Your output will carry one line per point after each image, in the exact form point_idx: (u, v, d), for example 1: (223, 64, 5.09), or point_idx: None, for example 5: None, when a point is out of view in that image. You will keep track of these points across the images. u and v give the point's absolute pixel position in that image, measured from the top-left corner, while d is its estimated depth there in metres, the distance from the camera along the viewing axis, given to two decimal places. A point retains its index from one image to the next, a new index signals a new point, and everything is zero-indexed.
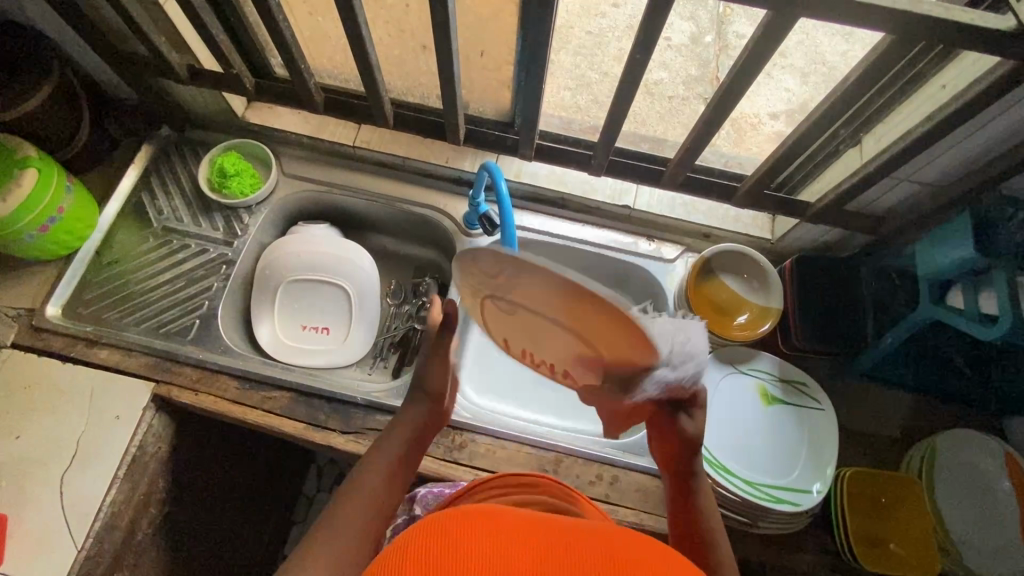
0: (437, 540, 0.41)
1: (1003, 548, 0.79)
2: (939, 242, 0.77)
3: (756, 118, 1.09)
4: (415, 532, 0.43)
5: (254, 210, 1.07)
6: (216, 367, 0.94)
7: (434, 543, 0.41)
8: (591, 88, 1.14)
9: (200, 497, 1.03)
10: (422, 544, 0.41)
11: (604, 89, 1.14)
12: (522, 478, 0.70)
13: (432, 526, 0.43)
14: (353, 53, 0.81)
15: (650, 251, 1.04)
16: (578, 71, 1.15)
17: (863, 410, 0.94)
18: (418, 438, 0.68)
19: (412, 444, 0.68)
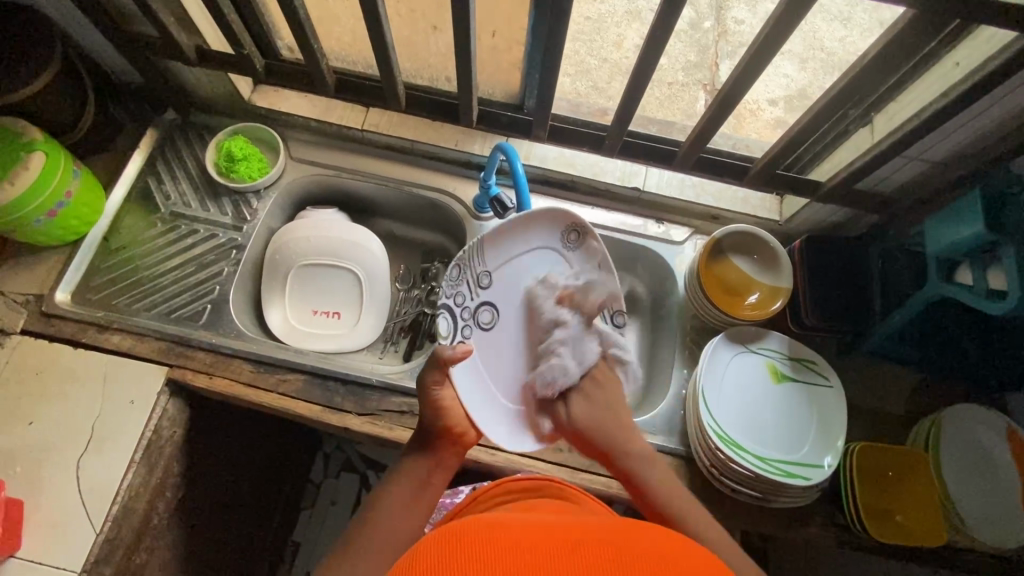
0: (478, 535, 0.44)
1: (1006, 516, 0.82)
2: (948, 220, 0.78)
3: (756, 104, 1.09)
4: (417, 551, 0.44)
5: (263, 194, 1.07)
6: (231, 351, 0.94)
7: (436, 557, 0.42)
8: (591, 74, 1.14)
9: (214, 483, 1.04)
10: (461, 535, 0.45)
11: (604, 76, 1.14)
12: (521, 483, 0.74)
13: (445, 538, 0.45)
14: (369, 34, 0.80)
15: (659, 233, 1.05)
16: (578, 56, 1.14)
17: (868, 387, 0.97)
18: (427, 473, 0.69)
19: (417, 478, 0.68)
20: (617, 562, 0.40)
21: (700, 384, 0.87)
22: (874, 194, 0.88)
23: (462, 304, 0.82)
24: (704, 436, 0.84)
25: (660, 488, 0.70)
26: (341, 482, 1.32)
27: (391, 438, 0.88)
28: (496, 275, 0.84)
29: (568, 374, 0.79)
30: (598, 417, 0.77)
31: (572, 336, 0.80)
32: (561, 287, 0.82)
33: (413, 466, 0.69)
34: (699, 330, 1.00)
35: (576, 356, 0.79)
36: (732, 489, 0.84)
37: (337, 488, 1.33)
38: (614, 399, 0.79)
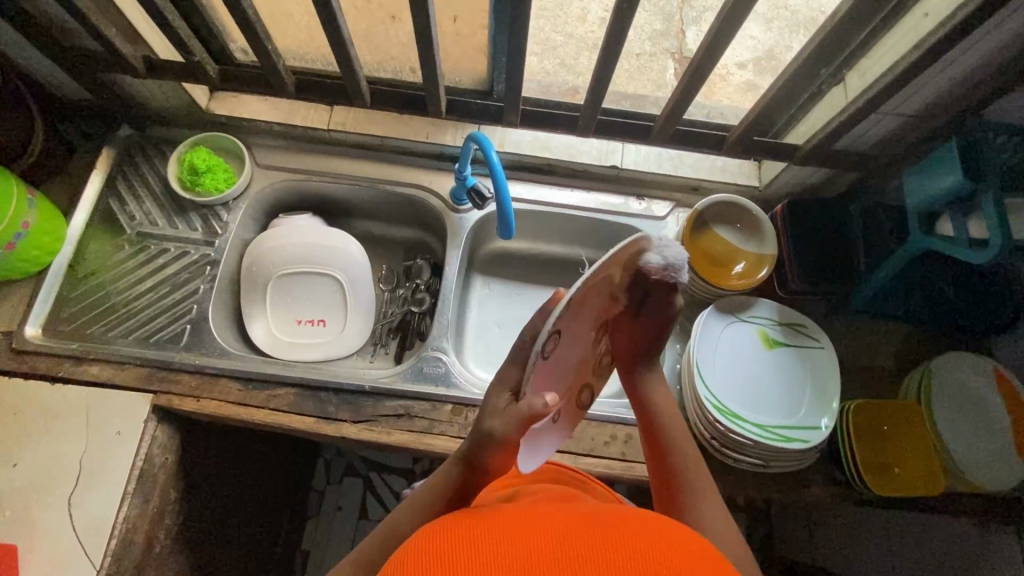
0: (470, 521, 0.45)
1: (999, 457, 0.84)
2: (925, 171, 0.78)
3: (724, 69, 1.08)
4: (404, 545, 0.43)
5: (232, 205, 1.03)
6: (216, 371, 0.91)
7: (420, 544, 0.43)
8: (557, 51, 1.10)
9: (216, 503, 1.03)
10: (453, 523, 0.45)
11: (571, 52, 1.10)
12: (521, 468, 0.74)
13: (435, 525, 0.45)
14: (323, 30, 0.77)
15: (641, 210, 1.04)
16: (543, 34, 1.11)
17: (859, 345, 0.98)
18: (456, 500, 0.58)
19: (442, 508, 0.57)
20: (607, 547, 0.40)
21: (694, 357, 0.87)
22: (851, 153, 0.88)
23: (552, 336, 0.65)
24: (702, 410, 0.84)
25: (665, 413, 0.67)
26: (345, 486, 1.33)
27: (391, 443, 0.87)
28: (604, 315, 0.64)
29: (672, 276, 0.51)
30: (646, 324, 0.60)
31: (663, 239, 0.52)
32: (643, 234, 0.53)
33: (434, 487, 0.58)
34: (687, 303, 1.00)
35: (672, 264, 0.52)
36: (734, 459, 0.85)
37: (341, 492, 1.33)
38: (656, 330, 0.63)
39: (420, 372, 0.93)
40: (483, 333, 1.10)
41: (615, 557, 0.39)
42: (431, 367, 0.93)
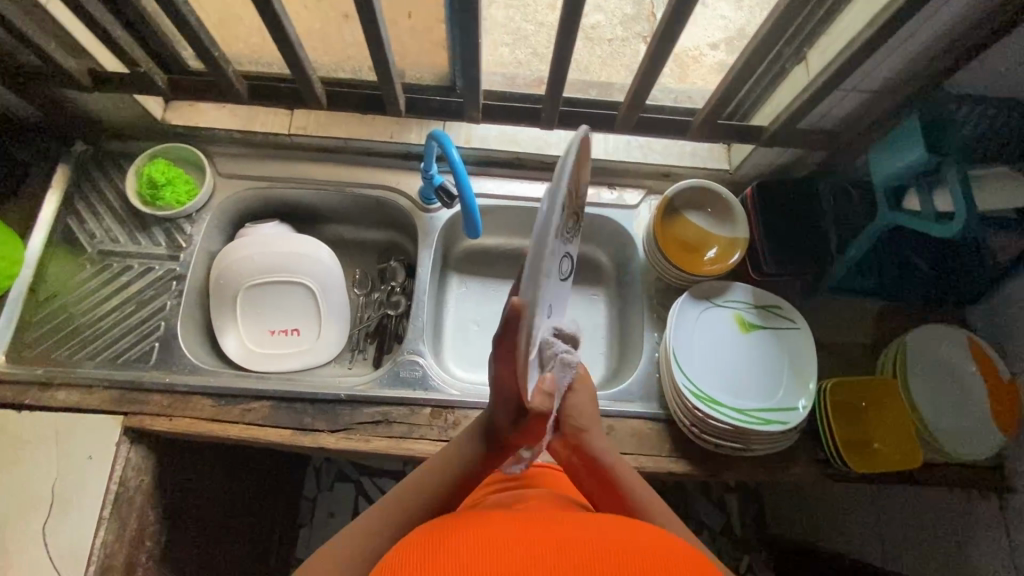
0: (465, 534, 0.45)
1: (974, 426, 0.87)
2: (889, 149, 0.77)
3: (696, 50, 1.05)
4: (417, 536, 0.47)
5: (196, 217, 1.01)
6: (188, 388, 0.89)
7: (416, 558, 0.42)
8: (529, 40, 1.07)
9: (204, 520, 1.02)
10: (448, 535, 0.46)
11: (543, 40, 1.07)
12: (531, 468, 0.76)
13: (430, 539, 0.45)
14: (269, 32, 0.74)
15: (612, 199, 1.04)
16: (513, 24, 1.06)
17: (835, 322, 0.98)
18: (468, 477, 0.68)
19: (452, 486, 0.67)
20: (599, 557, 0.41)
21: (671, 345, 0.87)
22: (817, 132, 0.88)
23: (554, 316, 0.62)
24: (681, 398, 0.84)
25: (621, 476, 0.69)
26: (336, 492, 1.33)
27: (371, 451, 0.86)
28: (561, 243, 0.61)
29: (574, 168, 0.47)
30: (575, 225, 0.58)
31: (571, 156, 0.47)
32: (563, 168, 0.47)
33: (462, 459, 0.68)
34: (663, 290, 1.00)
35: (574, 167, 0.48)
36: (714, 445, 0.85)
37: (333, 499, 1.33)
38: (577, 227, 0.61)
39: (397, 376, 0.91)
40: (461, 333, 1.09)
41: (615, 565, 0.39)
42: (408, 371, 0.92)
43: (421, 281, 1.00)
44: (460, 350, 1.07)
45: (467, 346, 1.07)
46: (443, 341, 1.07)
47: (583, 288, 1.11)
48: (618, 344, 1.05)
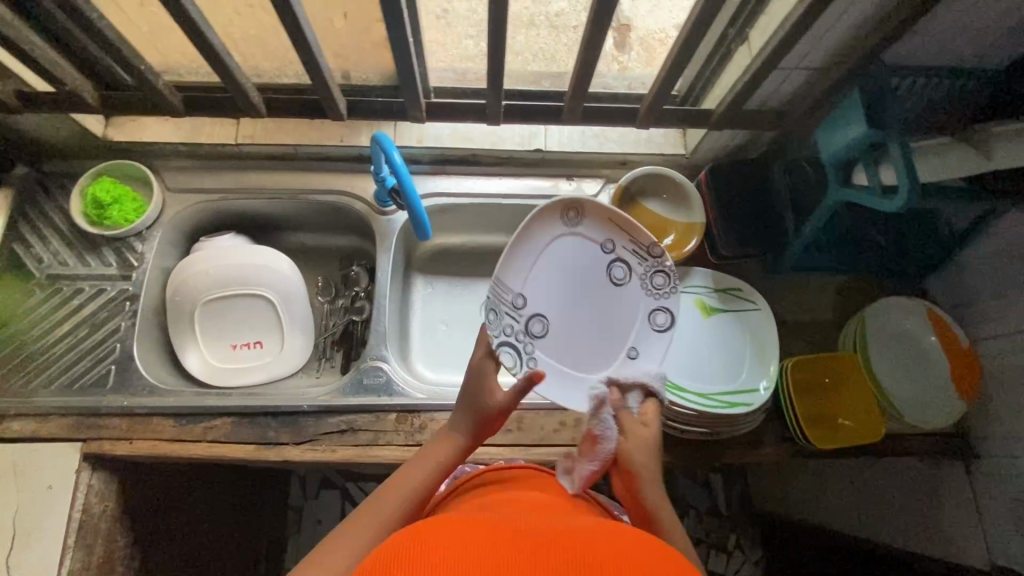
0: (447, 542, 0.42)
1: (934, 396, 0.88)
2: (835, 124, 0.77)
3: (662, 33, 0.91)
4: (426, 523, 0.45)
5: (146, 235, 0.98)
6: (147, 410, 0.88)
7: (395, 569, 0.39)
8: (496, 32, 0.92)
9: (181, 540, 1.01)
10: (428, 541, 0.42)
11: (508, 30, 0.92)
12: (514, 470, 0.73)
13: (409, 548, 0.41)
14: (192, 42, 0.72)
15: (572, 190, 1.03)
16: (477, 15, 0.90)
17: (797, 300, 0.99)
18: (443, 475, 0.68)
19: (431, 488, 0.66)
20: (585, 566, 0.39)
21: None
22: (765, 112, 0.88)
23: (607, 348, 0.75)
24: None
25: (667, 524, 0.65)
26: (323, 500, 1.31)
27: (339, 460, 0.85)
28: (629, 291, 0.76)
29: (576, 218, 0.74)
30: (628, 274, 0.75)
31: (576, 211, 0.74)
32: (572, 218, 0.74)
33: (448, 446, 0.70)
34: None
35: (580, 217, 0.74)
36: (681, 431, 0.85)
37: (320, 506, 1.31)
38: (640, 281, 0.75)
39: (361, 383, 0.90)
40: (429, 335, 1.08)
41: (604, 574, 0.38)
42: (372, 378, 0.91)
43: (381, 285, 0.98)
44: (428, 351, 1.06)
45: (436, 346, 1.07)
46: (411, 343, 1.06)
47: None
48: None
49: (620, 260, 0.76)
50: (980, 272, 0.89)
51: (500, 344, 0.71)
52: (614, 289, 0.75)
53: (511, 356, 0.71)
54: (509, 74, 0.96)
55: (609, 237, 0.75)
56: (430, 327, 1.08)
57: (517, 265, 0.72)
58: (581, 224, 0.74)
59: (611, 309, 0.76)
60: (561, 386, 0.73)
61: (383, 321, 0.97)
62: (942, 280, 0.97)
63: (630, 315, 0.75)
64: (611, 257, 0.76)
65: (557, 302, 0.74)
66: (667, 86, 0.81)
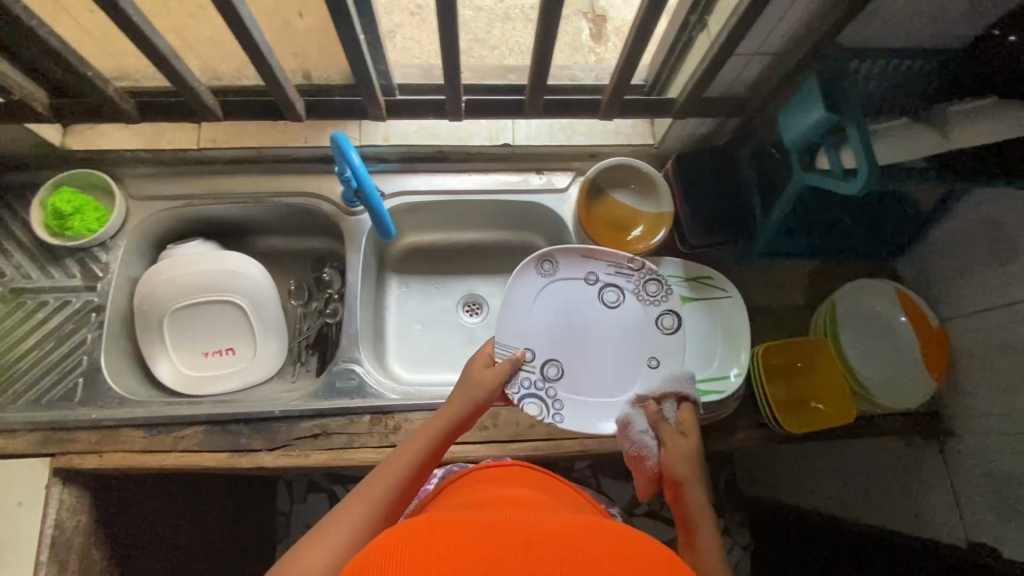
0: (435, 541, 0.40)
1: (904, 376, 0.89)
2: (796, 108, 0.77)
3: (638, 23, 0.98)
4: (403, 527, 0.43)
5: (110, 244, 0.96)
6: (116, 422, 0.87)
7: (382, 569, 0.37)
8: (470, 26, 0.97)
9: (164, 550, 1.00)
10: (416, 540, 0.40)
11: (483, 24, 0.97)
12: (496, 471, 0.73)
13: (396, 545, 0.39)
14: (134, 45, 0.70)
15: (542, 184, 1.02)
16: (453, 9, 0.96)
17: (770, 286, 0.99)
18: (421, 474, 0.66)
19: (416, 475, 0.66)
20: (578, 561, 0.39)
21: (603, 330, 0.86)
22: (728, 99, 0.88)
23: (625, 363, 0.84)
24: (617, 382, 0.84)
25: (699, 530, 0.68)
26: (311, 504, 1.31)
27: (312, 465, 0.85)
28: (625, 309, 0.86)
29: (553, 268, 0.86)
30: (619, 300, 0.86)
31: (549, 261, 0.86)
32: (548, 269, 0.86)
33: (429, 437, 0.69)
34: None
35: (555, 266, 0.86)
36: None
37: (308, 510, 1.31)
38: (633, 299, 0.86)
39: (333, 387, 0.90)
40: (405, 335, 1.07)
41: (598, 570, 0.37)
42: (344, 381, 0.90)
43: (351, 286, 0.97)
44: (404, 352, 1.05)
45: (412, 347, 1.06)
46: (387, 344, 1.05)
47: None
48: None
49: (607, 289, 0.86)
50: (950, 251, 0.89)
51: (524, 396, 0.80)
52: (613, 313, 0.86)
53: (536, 404, 0.80)
54: (475, 68, 0.95)
55: (588, 270, 0.87)
56: (406, 327, 1.07)
57: (513, 323, 0.83)
58: (559, 270, 0.86)
59: (613, 331, 0.85)
60: (594, 413, 0.82)
61: (354, 322, 0.96)
62: (912, 260, 0.97)
63: (632, 328, 0.85)
64: (599, 290, 0.87)
65: (559, 344, 0.84)
66: (625, 78, 0.81)
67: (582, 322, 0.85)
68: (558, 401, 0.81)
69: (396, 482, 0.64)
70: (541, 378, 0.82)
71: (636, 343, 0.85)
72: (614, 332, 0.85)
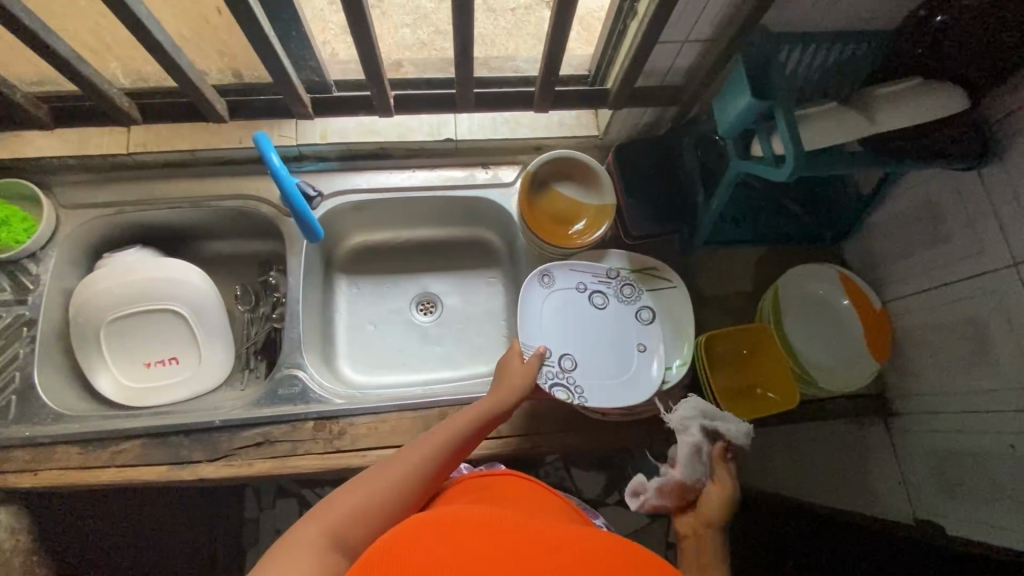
0: (444, 535, 0.43)
1: (849, 359, 0.90)
2: (725, 96, 0.76)
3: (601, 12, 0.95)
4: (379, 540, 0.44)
5: (40, 255, 0.93)
6: (49, 440, 0.85)
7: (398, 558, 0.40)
8: (430, 19, 0.95)
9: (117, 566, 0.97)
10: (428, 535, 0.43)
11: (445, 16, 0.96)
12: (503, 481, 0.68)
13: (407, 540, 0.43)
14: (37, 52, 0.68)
15: (488, 179, 1.02)
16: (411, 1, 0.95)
17: (718, 274, 0.99)
18: (434, 475, 0.64)
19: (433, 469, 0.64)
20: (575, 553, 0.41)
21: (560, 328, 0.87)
22: (663, 89, 0.88)
23: (626, 354, 0.87)
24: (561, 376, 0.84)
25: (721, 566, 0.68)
26: (281, 510, 1.23)
27: (254, 475, 0.83)
28: (613, 305, 0.90)
29: (549, 277, 0.90)
30: (607, 298, 0.90)
31: (545, 272, 0.90)
32: (543, 279, 0.89)
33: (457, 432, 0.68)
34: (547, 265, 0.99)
35: (548, 279, 0.90)
36: (603, 414, 0.85)
37: (279, 515, 1.24)
38: (620, 295, 0.90)
39: (276, 394, 0.88)
40: (356, 337, 1.05)
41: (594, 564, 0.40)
42: (287, 388, 0.89)
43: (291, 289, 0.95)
44: (355, 353, 1.03)
45: (364, 348, 1.04)
46: (336, 346, 1.03)
47: (478, 273, 1.10)
48: (515, 323, 1.05)
49: (596, 291, 0.90)
50: (890, 234, 0.89)
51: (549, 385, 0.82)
52: (604, 312, 0.89)
53: (564, 391, 0.83)
54: (415, 63, 0.93)
55: (578, 280, 0.90)
56: (357, 328, 1.05)
57: (528, 326, 0.87)
58: (557, 282, 0.89)
59: (607, 328, 0.89)
60: (618, 393, 0.84)
61: (296, 325, 0.94)
62: (857, 243, 0.97)
63: (624, 330, 0.89)
64: (590, 292, 0.90)
65: (568, 341, 0.87)
66: (553, 70, 0.80)
67: (580, 323, 0.88)
68: (580, 388, 0.83)
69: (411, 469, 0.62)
70: (557, 375, 0.84)
71: (628, 333, 0.88)
72: (606, 329, 0.88)
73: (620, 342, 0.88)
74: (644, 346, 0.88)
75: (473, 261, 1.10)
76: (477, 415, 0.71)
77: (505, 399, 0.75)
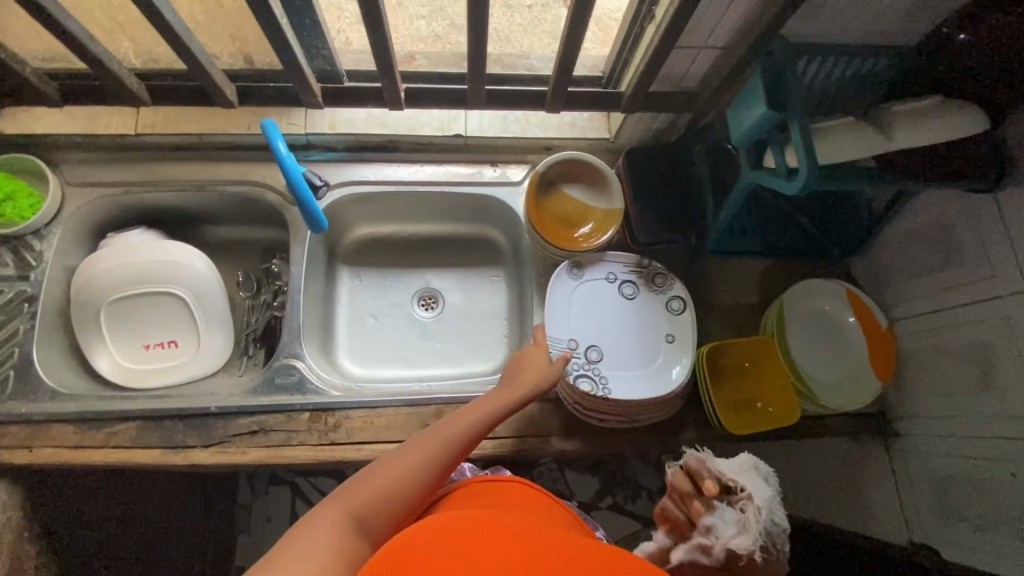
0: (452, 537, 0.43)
1: (852, 377, 0.89)
2: (741, 103, 0.74)
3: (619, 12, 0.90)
4: (387, 542, 0.43)
5: (44, 232, 0.93)
6: (45, 417, 0.85)
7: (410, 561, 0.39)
8: (446, 12, 0.94)
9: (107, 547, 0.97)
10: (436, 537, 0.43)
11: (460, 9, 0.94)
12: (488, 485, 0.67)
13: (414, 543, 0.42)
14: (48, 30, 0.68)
15: (496, 177, 1.01)
16: None
17: (724, 285, 0.98)
18: (439, 475, 0.61)
19: (440, 469, 0.61)
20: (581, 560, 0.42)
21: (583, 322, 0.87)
22: (677, 94, 0.87)
23: (654, 346, 0.86)
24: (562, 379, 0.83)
25: None
26: (272, 498, 1.23)
27: (247, 463, 0.83)
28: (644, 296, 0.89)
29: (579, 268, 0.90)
30: (638, 288, 0.90)
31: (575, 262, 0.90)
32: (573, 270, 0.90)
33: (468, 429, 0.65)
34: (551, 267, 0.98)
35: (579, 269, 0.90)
36: (600, 419, 0.84)
37: (269, 504, 1.24)
38: (651, 285, 0.90)
39: (273, 383, 0.88)
40: (356, 329, 1.04)
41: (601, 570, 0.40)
42: (284, 377, 0.89)
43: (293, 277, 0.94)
44: (354, 345, 1.03)
45: (364, 340, 1.04)
46: (336, 337, 1.03)
47: (482, 271, 1.09)
48: (516, 323, 1.05)
49: (625, 282, 0.90)
50: (901, 252, 0.88)
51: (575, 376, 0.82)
52: (634, 303, 0.89)
53: (590, 382, 0.83)
54: (428, 56, 0.92)
55: (608, 270, 0.90)
56: (357, 321, 1.05)
57: (556, 317, 0.87)
58: (588, 272, 0.90)
59: (636, 319, 0.88)
60: (645, 386, 0.83)
61: (296, 314, 0.93)
62: (866, 260, 0.96)
63: (653, 321, 0.88)
64: (620, 282, 0.90)
65: (597, 332, 0.87)
66: (566, 71, 0.79)
67: (608, 314, 0.88)
68: (608, 380, 0.83)
69: (421, 465, 0.59)
70: (584, 366, 0.84)
71: (657, 324, 0.88)
72: (635, 320, 0.88)
73: (647, 334, 0.87)
74: (674, 337, 0.87)
75: (478, 258, 1.09)
76: (490, 411, 0.68)
77: (518, 397, 0.72)
